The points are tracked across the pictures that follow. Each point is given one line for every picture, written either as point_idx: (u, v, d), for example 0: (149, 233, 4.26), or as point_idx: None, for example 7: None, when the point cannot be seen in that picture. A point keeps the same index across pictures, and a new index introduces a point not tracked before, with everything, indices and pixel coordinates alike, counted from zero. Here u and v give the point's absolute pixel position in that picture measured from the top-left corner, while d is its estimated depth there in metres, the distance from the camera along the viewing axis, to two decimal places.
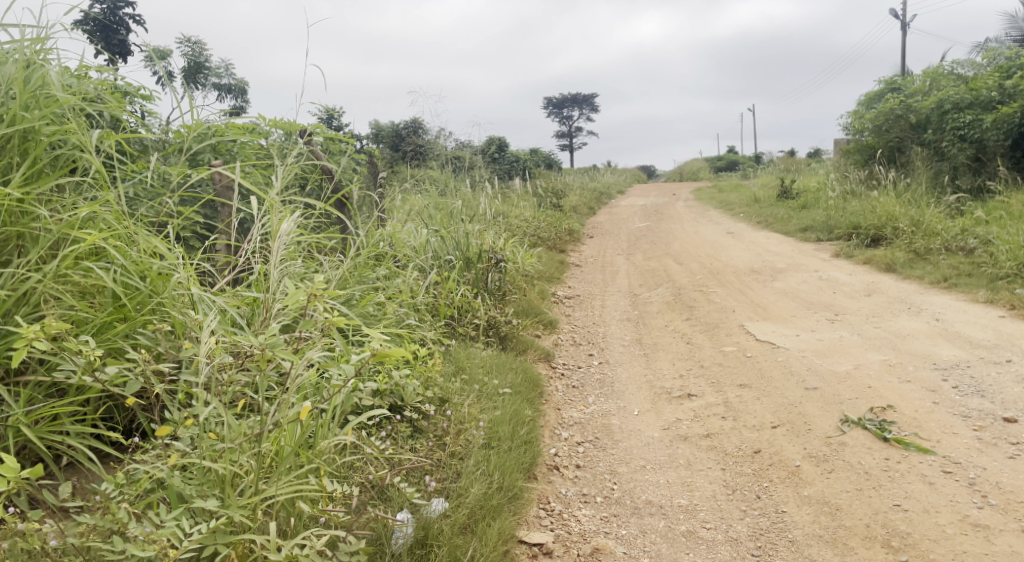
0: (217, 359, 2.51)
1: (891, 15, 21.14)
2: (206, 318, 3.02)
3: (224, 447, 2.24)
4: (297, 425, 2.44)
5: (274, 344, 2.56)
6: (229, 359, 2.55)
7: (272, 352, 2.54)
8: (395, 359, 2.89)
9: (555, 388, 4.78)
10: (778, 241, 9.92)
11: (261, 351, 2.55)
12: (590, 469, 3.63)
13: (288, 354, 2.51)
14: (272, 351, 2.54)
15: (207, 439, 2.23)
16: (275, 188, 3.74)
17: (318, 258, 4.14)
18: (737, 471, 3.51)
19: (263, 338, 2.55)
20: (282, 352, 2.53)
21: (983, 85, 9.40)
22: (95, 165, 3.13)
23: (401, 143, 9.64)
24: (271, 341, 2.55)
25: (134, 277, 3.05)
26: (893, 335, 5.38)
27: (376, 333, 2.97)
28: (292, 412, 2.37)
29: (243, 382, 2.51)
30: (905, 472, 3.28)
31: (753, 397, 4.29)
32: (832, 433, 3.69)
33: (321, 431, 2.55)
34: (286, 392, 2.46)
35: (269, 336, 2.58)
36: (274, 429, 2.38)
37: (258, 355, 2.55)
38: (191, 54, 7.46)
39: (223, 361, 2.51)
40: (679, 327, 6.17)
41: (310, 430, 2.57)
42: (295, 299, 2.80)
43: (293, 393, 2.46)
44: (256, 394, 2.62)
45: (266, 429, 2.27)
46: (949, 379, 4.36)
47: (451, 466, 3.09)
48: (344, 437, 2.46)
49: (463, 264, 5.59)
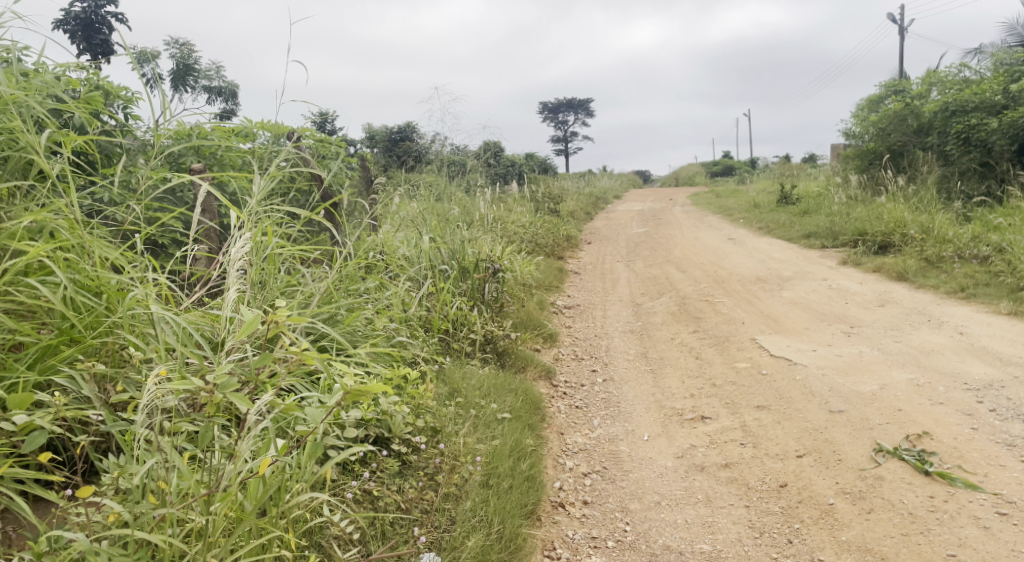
0: (160, 402, 2.19)
1: (889, 18, 20.73)
2: (165, 341, 2.73)
3: (166, 512, 1.94)
4: (260, 480, 2.13)
5: (224, 383, 2.21)
6: (174, 402, 2.22)
7: (224, 394, 2.20)
8: (373, 395, 2.52)
9: (557, 408, 4.43)
10: (782, 248, 9.60)
11: (209, 392, 2.21)
12: (600, 506, 3.29)
13: (240, 397, 2.18)
14: (224, 393, 2.19)
15: (146, 504, 1.92)
16: (253, 197, 3.44)
17: (301, 271, 3.82)
18: (763, 510, 3.16)
19: (213, 377, 2.20)
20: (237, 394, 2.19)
21: (989, 87, 9.00)
22: (49, 168, 2.85)
23: (394, 147, 9.32)
24: (222, 380, 2.21)
25: (88, 294, 2.75)
26: (916, 350, 5.04)
27: (353, 365, 2.63)
28: (246, 467, 2.05)
29: (193, 426, 2.18)
30: (955, 513, 2.95)
31: (773, 421, 3.94)
32: (866, 465, 3.34)
33: (288, 484, 2.22)
34: (240, 439, 2.14)
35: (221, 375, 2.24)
36: (230, 486, 2.07)
37: (207, 396, 2.21)
38: (177, 55, 7.22)
39: (170, 401, 2.21)
40: (686, 340, 5.81)
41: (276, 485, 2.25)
42: (251, 329, 2.43)
43: (248, 442, 2.13)
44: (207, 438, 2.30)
45: (213, 488, 1.95)
46: (985, 401, 4.03)
47: (446, 511, 2.73)
48: (311, 493, 2.13)
49: (459, 274, 5.24)
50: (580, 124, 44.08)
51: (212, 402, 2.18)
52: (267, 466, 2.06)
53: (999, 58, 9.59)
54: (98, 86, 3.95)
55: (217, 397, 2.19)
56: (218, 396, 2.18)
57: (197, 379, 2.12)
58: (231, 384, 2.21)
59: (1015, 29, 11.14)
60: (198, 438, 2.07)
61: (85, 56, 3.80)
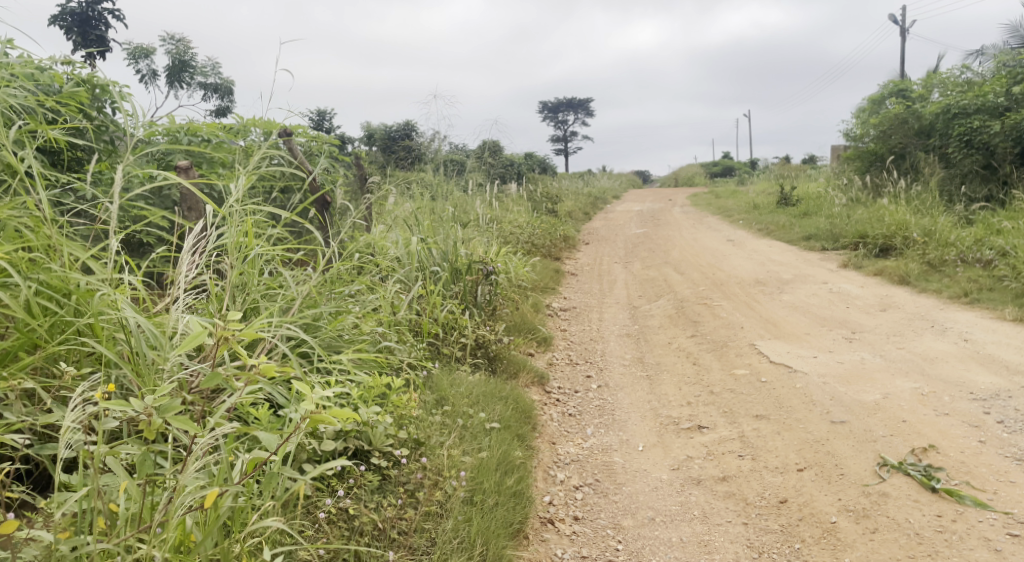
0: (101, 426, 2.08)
1: (890, 20, 20.46)
2: (135, 345, 2.56)
3: (101, 549, 1.83)
4: (212, 512, 2.01)
5: (165, 408, 2.10)
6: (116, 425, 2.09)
7: (164, 418, 2.08)
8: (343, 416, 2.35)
9: (549, 416, 4.29)
10: (781, 250, 9.47)
11: (148, 416, 2.09)
12: (591, 522, 3.15)
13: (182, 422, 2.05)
14: (163, 417, 2.07)
15: (82, 538, 1.82)
16: (234, 195, 3.27)
17: (284, 273, 3.65)
18: (762, 527, 3.02)
19: (148, 401, 2.09)
20: (178, 417, 2.07)
21: (991, 89, 8.85)
22: (16, 160, 2.72)
23: (390, 145, 9.19)
24: (159, 403, 2.10)
25: (55, 296, 2.58)
26: (920, 357, 4.89)
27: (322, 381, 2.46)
28: (189, 498, 1.92)
29: (131, 453, 2.08)
30: (964, 534, 2.81)
31: (772, 432, 3.79)
32: (870, 480, 3.20)
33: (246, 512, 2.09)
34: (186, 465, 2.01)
35: (162, 398, 2.12)
36: (177, 517, 1.96)
37: (147, 421, 2.09)
38: (173, 51, 7.14)
39: (107, 425, 2.11)
40: (683, 345, 5.67)
41: (234, 512, 2.13)
42: (198, 344, 2.25)
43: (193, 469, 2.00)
44: (160, 461, 2.18)
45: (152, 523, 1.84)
46: (992, 412, 3.88)
47: (425, 532, 2.61)
48: (265, 523, 2.00)
49: (451, 276, 5.09)
50: (580, 124, 43.87)
51: (151, 427, 2.07)
52: (213, 498, 1.93)
53: (1001, 60, 9.45)
54: (83, 81, 3.81)
55: (155, 422, 2.07)
56: (156, 421, 2.06)
57: (132, 404, 2.03)
58: (172, 407, 2.10)
59: (1017, 30, 11.00)
60: (138, 463, 1.96)
61: (70, 51, 3.70)
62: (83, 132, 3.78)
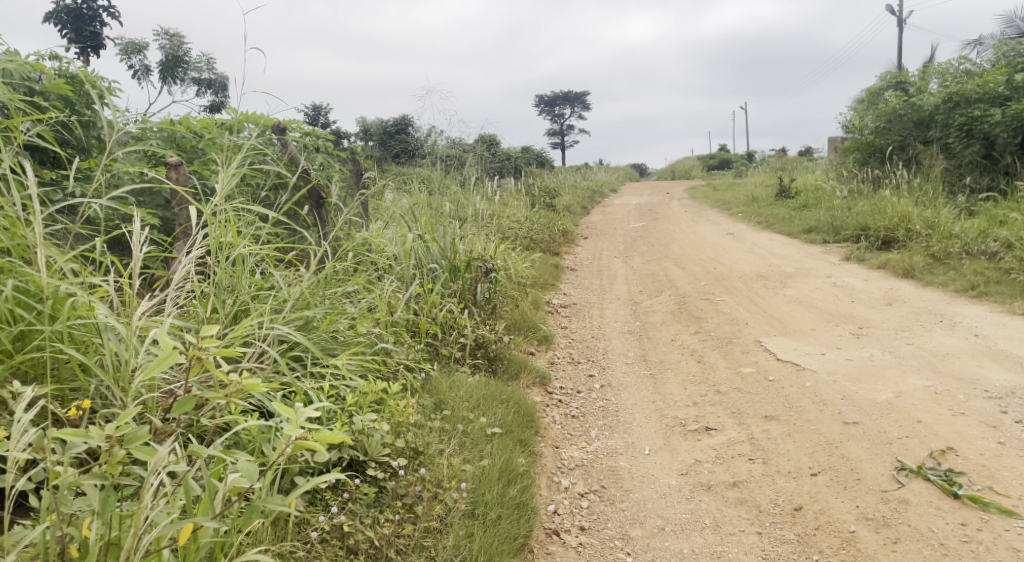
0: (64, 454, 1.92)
1: (887, 9, 20.19)
2: (113, 352, 2.40)
3: None
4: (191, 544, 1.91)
5: (130, 437, 1.93)
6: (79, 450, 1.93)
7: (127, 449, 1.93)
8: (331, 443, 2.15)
9: (552, 418, 4.16)
10: (782, 243, 9.33)
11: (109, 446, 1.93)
12: (598, 533, 3.02)
13: (147, 455, 1.88)
14: (127, 447, 1.92)
15: None
16: (219, 194, 3.08)
17: (273, 273, 3.49)
18: (777, 537, 2.90)
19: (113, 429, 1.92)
20: (143, 449, 1.93)
21: (992, 79, 8.69)
22: None
23: (386, 140, 9.03)
24: (124, 434, 1.92)
25: (30, 301, 2.43)
26: (931, 353, 4.76)
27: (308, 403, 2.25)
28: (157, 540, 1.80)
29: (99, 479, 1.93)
30: (991, 545, 2.70)
31: (782, 434, 3.66)
32: (889, 486, 3.07)
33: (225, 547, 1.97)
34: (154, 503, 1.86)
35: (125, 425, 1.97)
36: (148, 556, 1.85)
37: (109, 450, 1.94)
38: (166, 46, 6.95)
39: (71, 449, 1.96)
40: (688, 342, 5.52)
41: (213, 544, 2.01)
42: (170, 364, 2.08)
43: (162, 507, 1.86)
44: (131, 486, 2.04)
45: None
46: (1009, 411, 3.75)
47: (423, 549, 2.49)
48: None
49: (449, 274, 4.95)
50: (576, 117, 43.66)
51: (113, 459, 1.91)
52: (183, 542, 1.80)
53: (1002, 49, 9.29)
54: (72, 76, 3.65)
55: (119, 453, 1.91)
56: (119, 452, 1.91)
57: (93, 436, 1.87)
58: (137, 436, 1.94)
59: (1014, 19, 10.84)
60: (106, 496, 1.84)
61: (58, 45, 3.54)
62: (71, 129, 3.62)
